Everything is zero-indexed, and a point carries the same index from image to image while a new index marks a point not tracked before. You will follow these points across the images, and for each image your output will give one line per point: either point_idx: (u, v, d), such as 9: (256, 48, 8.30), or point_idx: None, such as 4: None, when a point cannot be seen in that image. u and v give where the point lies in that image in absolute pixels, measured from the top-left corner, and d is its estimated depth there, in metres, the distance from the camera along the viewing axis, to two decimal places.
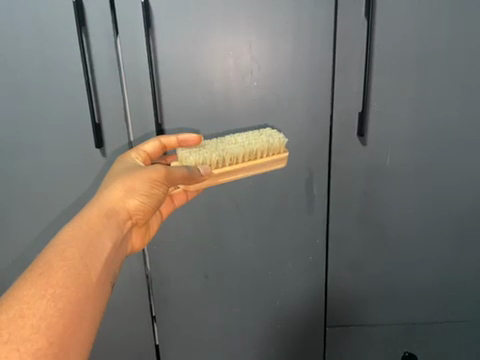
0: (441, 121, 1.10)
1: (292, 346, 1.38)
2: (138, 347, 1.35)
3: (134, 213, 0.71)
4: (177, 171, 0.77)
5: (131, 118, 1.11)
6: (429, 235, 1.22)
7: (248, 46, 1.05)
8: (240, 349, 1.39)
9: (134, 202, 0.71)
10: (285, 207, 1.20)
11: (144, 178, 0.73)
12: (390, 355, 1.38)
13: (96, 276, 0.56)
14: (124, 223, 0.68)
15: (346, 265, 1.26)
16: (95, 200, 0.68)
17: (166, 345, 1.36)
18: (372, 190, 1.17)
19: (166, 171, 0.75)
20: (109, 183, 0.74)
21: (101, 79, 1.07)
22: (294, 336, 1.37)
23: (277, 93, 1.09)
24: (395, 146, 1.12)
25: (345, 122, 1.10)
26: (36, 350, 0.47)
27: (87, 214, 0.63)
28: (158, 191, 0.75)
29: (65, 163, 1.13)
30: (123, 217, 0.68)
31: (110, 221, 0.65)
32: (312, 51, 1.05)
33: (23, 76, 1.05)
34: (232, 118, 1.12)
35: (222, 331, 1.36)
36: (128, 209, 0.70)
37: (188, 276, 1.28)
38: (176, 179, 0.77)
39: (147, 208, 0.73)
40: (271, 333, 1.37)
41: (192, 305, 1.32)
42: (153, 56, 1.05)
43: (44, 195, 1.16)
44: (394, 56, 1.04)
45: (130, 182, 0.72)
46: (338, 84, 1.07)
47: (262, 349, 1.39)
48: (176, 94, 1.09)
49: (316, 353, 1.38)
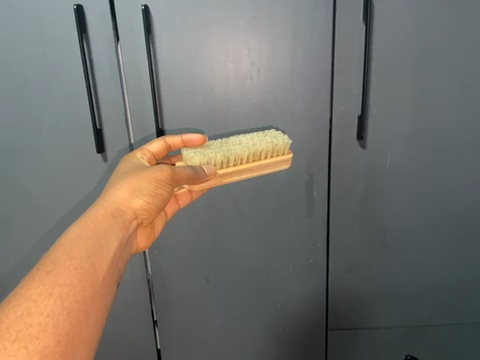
0: (440, 123, 1.11)
1: (293, 349, 1.38)
2: (139, 352, 1.35)
3: (140, 212, 0.72)
4: (182, 171, 0.78)
5: (131, 121, 1.12)
6: (429, 237, 1.23)
7: (247, 50, 1.07)
8: (242, 353, 1.38)
9: (140, 202, 0.71)
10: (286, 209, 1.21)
11: (149, 178, 0.74)
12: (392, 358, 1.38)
13: (102, 275, 0.56)
14: (130, 223, 0.69)
15: (347, 267, 1.27)
16: (101, 200, 0.69)
17: (166, 349, 1.36)
18: (372, 192, 1.18)
19: (171, 170, 0.76)
20: (114, 183, 0.74)
21: (102, 83, 1.08)
22: (296, 339, 1.36)
23: (276, 96, 1.11)
24: (394, 148, 1.14)
25: (344, 124, 1.12)
26: (43, 348, 0.47)
27: (94, 214, 0.64)
28: (163, 191, 0.75)
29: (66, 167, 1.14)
30: (128, 217, 0.69)
31: (116, 221, 0.65)
32: (311, 55, 1.06)
33: (24, 81, 1.06)
34: (232, 121, 1.13)
35: (224, 335, 1.36)
36: (134, 208, 0.71)
37: (190, 279, 1.28)
38: (181, 179, 0.78)
39: (152, 208, 0.74)
40: (272, 336, 1.37)
41: (193, 309, 1.32)
42: (153, 60, 1.07)
43: (46, 199, 1.16)
44: (392, 59, 1.06)
45: (135, 182, 0.73)
46: (337, 87, 1.09)
47: (263, 352, 1.38)
48: (176, 98, 1.10)
49: (317, 356, 1.37)
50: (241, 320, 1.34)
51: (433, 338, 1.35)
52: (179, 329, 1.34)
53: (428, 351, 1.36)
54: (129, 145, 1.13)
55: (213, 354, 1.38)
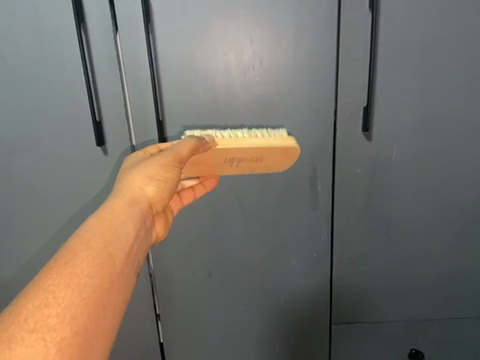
0: (446, 116, 1.12)
1: (297, 343, 1.37)
2: (142, 347, 1.34)
3: (155, 201, 0.70)
4: (186, 148, 0.77)
5: (132, 114, 1.10)
6: (434, 230, 1.24)
7: (249, 40, 1.05)
8: (245, 348, 1.38)
9: (153, 190, 0.70)
10: (290, 204, 1.20)
11: (160, 166, 0.72)
12: (397, 352, 1.38)
13: (120, 267, 0.55)
14: (147, 212, 0.68)
15: (349, 260, 1.27)
16: (116, 191, 0.68)
17: (169, 344, 1.35)
18: (377, 186, 1.18)
19: (176, 151, 0.75)
20: (125, 174, 0.73)
21: (101, 74, 1.05)
22: (299, 332, 1.36)
23: (279, 87, 1.09)
24: (397, 140, 1.14)
25: (349, 116, 1.11)
26: (60, 340, 0.45)
27: (111, 203, 0.63)
28: (173, 175, 0.74)
29: (67, 160, 1.12)
30: (145, 206, 0.68)
31: (134, 210, 0.64)
32: (313, 45, 1.06)
33: (22, 72, 1.04)
34: (235, 112, 1.11)
35: (227, 331, 1.35)
36: (149, 197, 0.70)
37: (194, 275, 1.27)
38: (186, 156, 0.76)
39: (165, 195, 0.72)
40: (276, 330, 1.36)
41: (197, 304, 1.31)
42: (153, 50, 1.04)
43: (47, 194, 1.15)
44: (396, 49, 1.06)
45: (147, 170, 0.71)
46: (341, 78, 1.08)
47: (267, 346, 1.38)
48: (178, 89, 1.08)
49: (321, 349, 1.38)
50: (245, 316, 1.34)
51: (438, 331, 1.36)
52: (183, 326, 1.33)
53: (433, 344, 1.37)
54: (131, 140, 1.11)
55: (218, 351, 1.38)
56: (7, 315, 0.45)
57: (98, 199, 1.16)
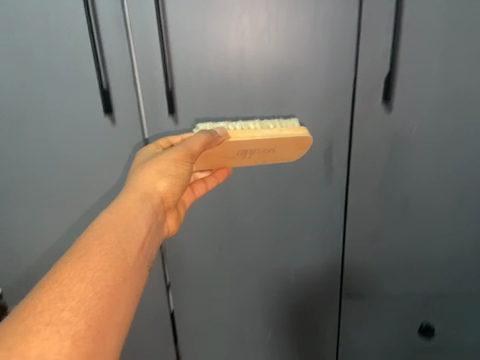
0: (472, 91, 1.05)
1: (304, 316, 1.40)
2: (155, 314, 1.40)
3: (167, 196, 0.70)
4: (196, 142, 0.74)
5: (140, 83, 1.03)
6: (451, 208, 1.20)
7: (265, 4, 0.97)
8: (254, 319, 1.40)
9: (165, 185, 0.69)
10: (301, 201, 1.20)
11: (170, 161, 0.72)
12: (407, 328, 1.39)
13: (132, 262, 0.54)
14: (159, 207, 0.67)
15: (361, 237, 1.25)
16: (128, 186, 0.68)
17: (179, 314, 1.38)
18: (394, 161, 1.14)
19: (187, 146, 0.73)
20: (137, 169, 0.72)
21: (108, 40, 0.98)
22: (307, 306, 1.38)
23: (296, 56, 1.02)
24: (419, 114, 1.08)
25: (368, 89, 1.05)
26: (74, 333, 0.45)
27: (123, 199, 0.63)
28: (185, 170, 0.73)
29: (70, 132, 1.07)
30: (157, 201, 0.67)
31: (146, 206, 0.64)
32: (336, 9, 0.97)
33: (22, 36, 0.96)
34: (248, 82, 1.04)
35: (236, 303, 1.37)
36: (160, 192, 0.70)
37: (202, 264, 1.30)
38: (197, 151, 0.73)
39: (177, 190, 0.71)
40: (284, 304, 1.38)
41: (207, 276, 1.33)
42: (162, 12, 0.96)
43: (51, 182, 1.13)
44: (424, 18, 0.97)
45: (158, 166, 0.70)
46: (363, 47, 1.01)
47: (276, 318, 1.40)
48: (187, 56, 1.00)
49: (329, 322, 1.40)
50: (254, 289, 1.35)
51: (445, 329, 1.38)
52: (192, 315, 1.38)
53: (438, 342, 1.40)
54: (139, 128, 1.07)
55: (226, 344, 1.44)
56: (21, 308, 0.45)
57: (104, 188, 1.14)
